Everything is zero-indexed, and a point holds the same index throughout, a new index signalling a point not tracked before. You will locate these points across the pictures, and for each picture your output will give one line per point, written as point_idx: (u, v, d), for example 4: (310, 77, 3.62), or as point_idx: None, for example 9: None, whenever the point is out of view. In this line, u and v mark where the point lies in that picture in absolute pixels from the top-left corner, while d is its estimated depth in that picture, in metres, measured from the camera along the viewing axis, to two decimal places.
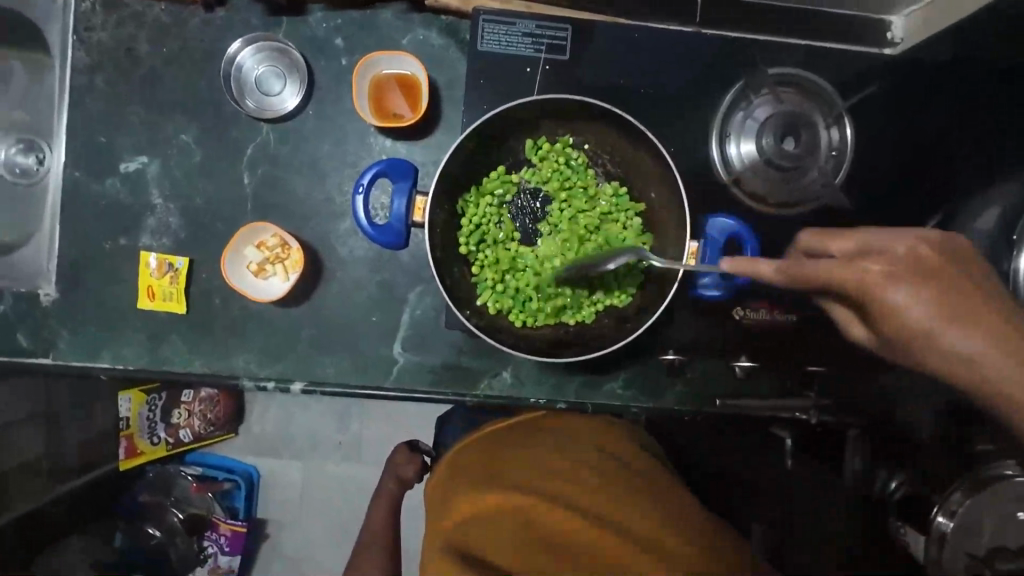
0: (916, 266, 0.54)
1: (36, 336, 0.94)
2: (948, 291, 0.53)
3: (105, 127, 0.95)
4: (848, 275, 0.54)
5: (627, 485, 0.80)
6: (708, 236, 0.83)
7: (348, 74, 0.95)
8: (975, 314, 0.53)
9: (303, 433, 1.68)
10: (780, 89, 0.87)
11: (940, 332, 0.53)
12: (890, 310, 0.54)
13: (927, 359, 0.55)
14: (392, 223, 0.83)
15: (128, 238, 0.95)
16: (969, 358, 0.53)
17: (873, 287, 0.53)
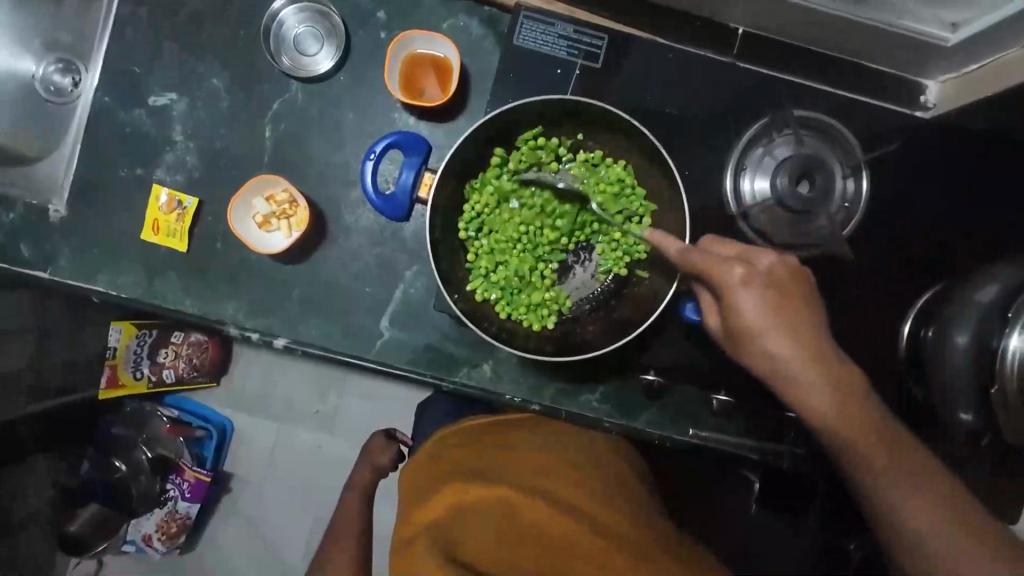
0: (767, 281, 0.65)
1: (39, 248, 0.95)
2: (782, 304, 0.64)
3: (141, 58, 0.97)
4: (720, 271, 0.65)
5: (606, 483, 0.86)
6: None
7: (384, 47, 0.97)
8: (796, 332, 0.64)
9: (281, 393, 1.69)
10: (802, 132, 0.88)
11: (763, 336, 0.64)
12: (733, 309, 0.65)
13: (752, 358, 0.66)
14: (398, 195, 0.84)
15: (144, 169, 0.96)
16: (775, 359, 0.64)
17: (732, 284, 0.65)
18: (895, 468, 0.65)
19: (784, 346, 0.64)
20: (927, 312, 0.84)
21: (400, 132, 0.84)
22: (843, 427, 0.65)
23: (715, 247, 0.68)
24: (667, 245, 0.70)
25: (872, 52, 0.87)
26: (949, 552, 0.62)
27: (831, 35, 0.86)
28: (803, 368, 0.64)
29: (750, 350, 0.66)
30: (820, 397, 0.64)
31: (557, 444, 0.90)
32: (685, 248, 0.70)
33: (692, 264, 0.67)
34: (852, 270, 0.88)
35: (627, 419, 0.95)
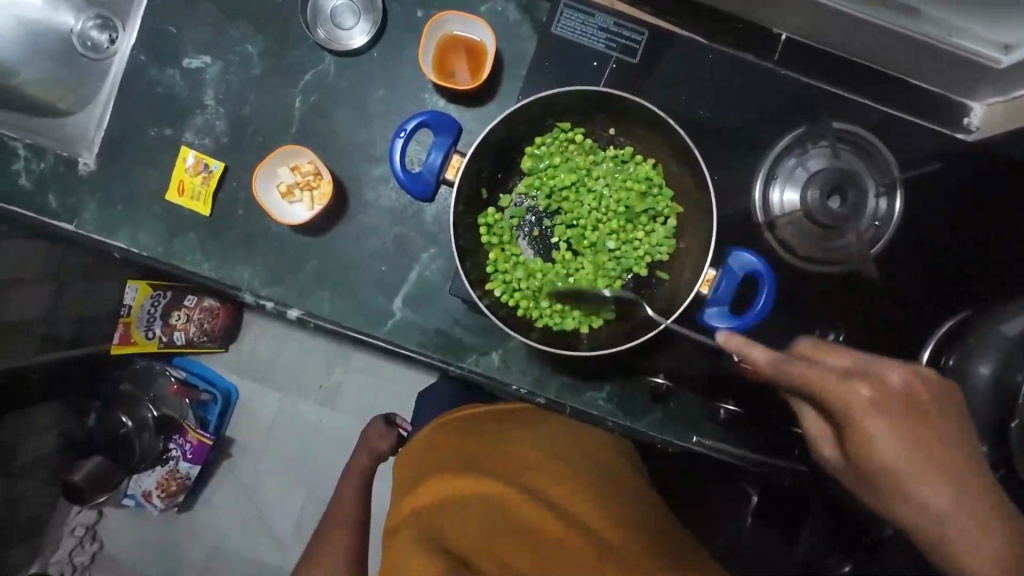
0: (905, 401, 0.59)
1: (65, 200, 0.96)
2: (926, 431, 0.59)
3: (179, 19, 0.97)
4: (845, 396, 0.58)
5: (601, 485, 0.87)
6: (728, 268, 0.79)
7: (419, 26, 0.96)
8: (932, 465, 0.59)
9: (286, 363, 1.71)
10: (839, 145, 0.86)
11: (911, 483, 0.59)
12: (870, 441, 0.59)
13: (902, 510, 0.61)
14: (423, 173, 0.82)
15: (173, 131, 0.97)
16: (930, 511, 0.59)
17: (862, 405, 0.58)
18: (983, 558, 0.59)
19: (926, 476, 0.59)
20: (950, 341, 0.82)
21: (432, 111, 0.83)
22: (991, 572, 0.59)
23: (823, 358, 0.62)
24: (754, 353, 0.63)
25: (918, 69, 0.85)
26: None
27: (877, 48, 0.83)
28: (965, 512, 0.59)
29: (889, 489, 0.60)
30: (959, 531, 0.59)
31: (551, 441, 0.92)
32: (776, 354, 0.63)
33: (790, 377, 0.61)
34: (879, 291, 0.87)
35: (630, 420, 0.95)
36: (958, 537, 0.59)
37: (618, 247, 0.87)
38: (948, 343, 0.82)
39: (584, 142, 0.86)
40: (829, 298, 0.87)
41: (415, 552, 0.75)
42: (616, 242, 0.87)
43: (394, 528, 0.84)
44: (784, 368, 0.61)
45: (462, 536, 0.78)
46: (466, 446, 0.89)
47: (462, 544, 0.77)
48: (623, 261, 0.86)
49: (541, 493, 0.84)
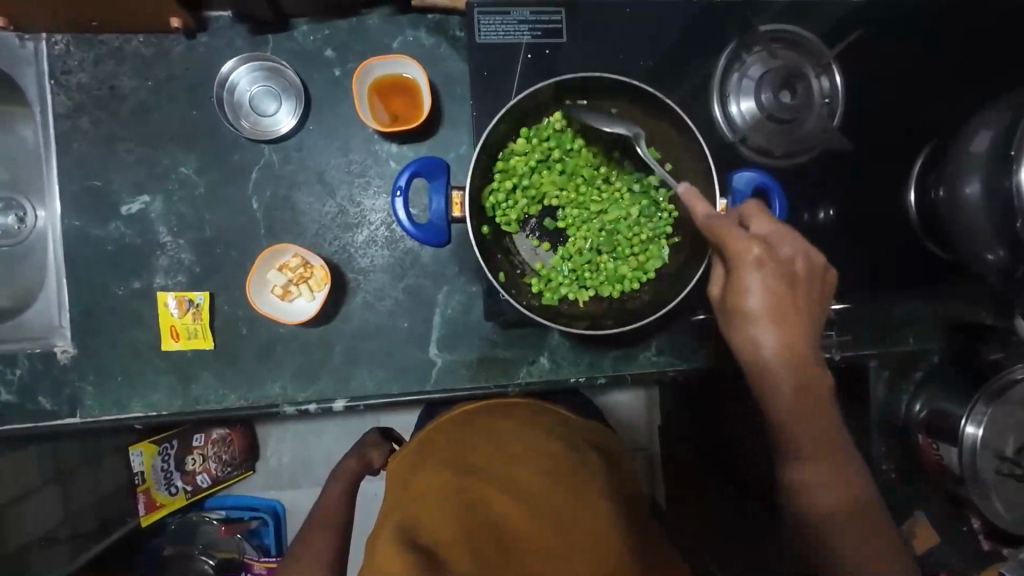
0: (785, 268, 0.65)
1: (58, 395, 0.90)
2: (785, 299, 0.65)
3: (100, 170, 0.91)
4: (736, 246, 0.64)
5: (594, 480, 0.83)
6: (735, 191, 0.85)
7: (344, 83, 0.94)
8: (784, 318, 0.65)
9: (321, 457, 1.64)
10: (773, 45, 0.92)
11: (753, 320, 0.65)
12: (743, 287, 0.65)
13: (735, 336, 0.67)
14: (433, 222, 0.82)
15: (142, 281, 0.92)
16: (760, 345, 0.65)
17: (750, 258, 0.64)
18: (788, 368, 0.65)
19: (781, 334, 0.64)
20: (930, 175, 0.90)
21: (417, 159, 0.82)
22: (792, 410, 0.66)
23: (746, 222, 0.67)
24: (699, 205, 0.67)
25: None
26: (794, 421, 0.67)
27: None
28: (788, 349, 0.65)
29: (741, 324, 0.66)
30: (786, 407, 0.66)
31: (536, 436, 0.87)
32: (711, 214, 0.67)
33: (710, 230, 0.65)
34: (851, 157, 0.96)
35: (686, 361, 0.97)
36: (776, 346, 0.65)
37: (636, 210, 0.87)
38: (930, 175, 0.90)
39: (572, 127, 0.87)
40: (812, 180, 0.95)
41: (388, 541, 0.70)
42: (638, 206, 0.87)
43: (384, 514, 0.79)
44: (715, 225, 0.65)
45: (439, 527, 0.73)
46: (466, 442, 0.85)
47: (437, 535, 0.72)
48: (645, 225, 0.87)
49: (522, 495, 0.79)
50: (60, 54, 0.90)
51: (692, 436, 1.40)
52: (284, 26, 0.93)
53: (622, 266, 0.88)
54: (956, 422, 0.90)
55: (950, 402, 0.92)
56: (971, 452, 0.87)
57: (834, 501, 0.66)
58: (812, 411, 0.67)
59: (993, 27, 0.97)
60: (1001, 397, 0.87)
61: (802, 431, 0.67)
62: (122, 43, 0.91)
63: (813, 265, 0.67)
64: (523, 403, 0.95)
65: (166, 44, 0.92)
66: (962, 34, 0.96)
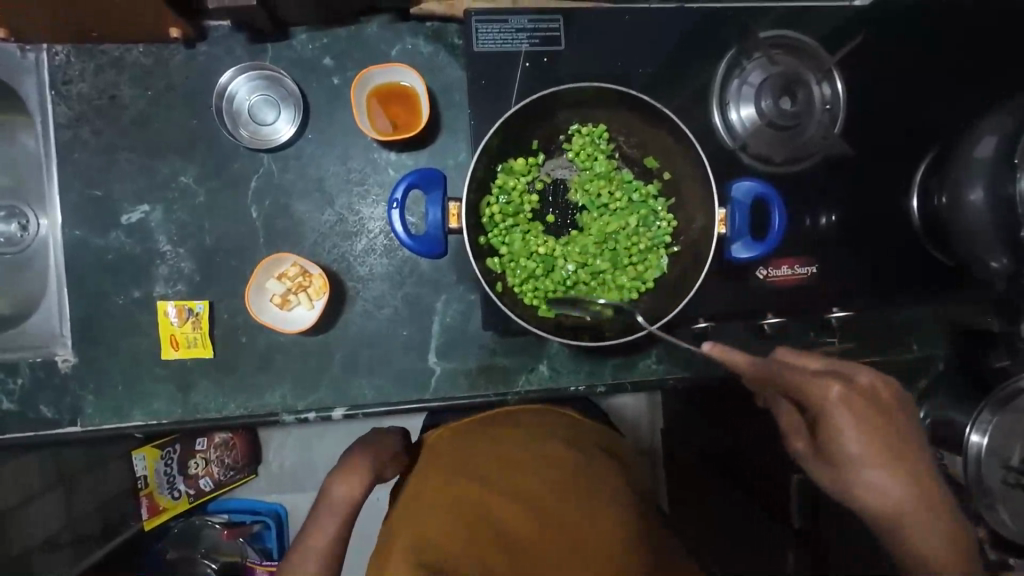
0: (867, 398, 0.68)
1: (59, 404, 0.90)
2: (870, 413, 0.67)
3: (100, 180, 0.92)
4: (815, 389, 0.67)
5: (595, 483, 0.89)
6: (735, 201, 0.84)
7: (343, 92, 0.94)
8: (890, 446, 0.68)
9: (325, 461, 1.64)
10: (773, 52, 0.91)
11: (861, 467, 0.68)
12: (834, 428, 0.68)
13: (851, 486, 0.70)
14: (430, 233, 0.82)
15: (142, 289, 0.92)
16: (880, 491, 0.69)
17: (833, 402, 0.67)
18: (917, 462, 0.70)
19: (868, 444, 0.67)
20: (933, 180, 0.89)
21: (414, 171, 0.82)
22: (882, 471, 0.68)
23: (800, 361, 0.70)
24: (734, 356, 0.67)
25: None
26: (890, 497, 0.69)
27: None
28: (877, 440, 0.68)
29: (843, 470, 0.69)
30: (931, 509, 0.70)
31: (541, 441, 0.92)
32: (755, 359, 0.67)
33: (780, 379, 0.67)
34: (853, 163, 0.95)
35: (687, 369, 0.97)
36: (893, 472, 0.68)
37: (635, 220, 0.87)
38: (933, 182, 0.89)
39: (569, 143, 0.88)
40: (814, 187, 0.94)
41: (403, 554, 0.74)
42: (636, 215, 0.87)
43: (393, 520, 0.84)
44: (771, 369, 0.67)
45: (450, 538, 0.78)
46: (474, 452, 0.89)
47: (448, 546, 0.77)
48: (644, 235, 0.87)
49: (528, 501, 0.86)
50: (60, 64, 0.91)
51: (695, 441, 1.39)
52: (282, 34, 0.93)
53: (622, 276, 0.87)
54: (961, 431, 0.89)
55: (957, 411, 0.91)
56: (977, 462, 0.86)
57: (938, 564, 0.70)
58: (911, 478, 0.69)
59: (992, 26, 0.95)
60: (1007, 405, 0.86)
61: (879, 473, 0.68)
62: (122, 52, 0.91)
63: (896, 390, 0.70)
64: (526, 407, 0.97)
65: (165, 54, 0.92)
66: (963, 33, 0.95)
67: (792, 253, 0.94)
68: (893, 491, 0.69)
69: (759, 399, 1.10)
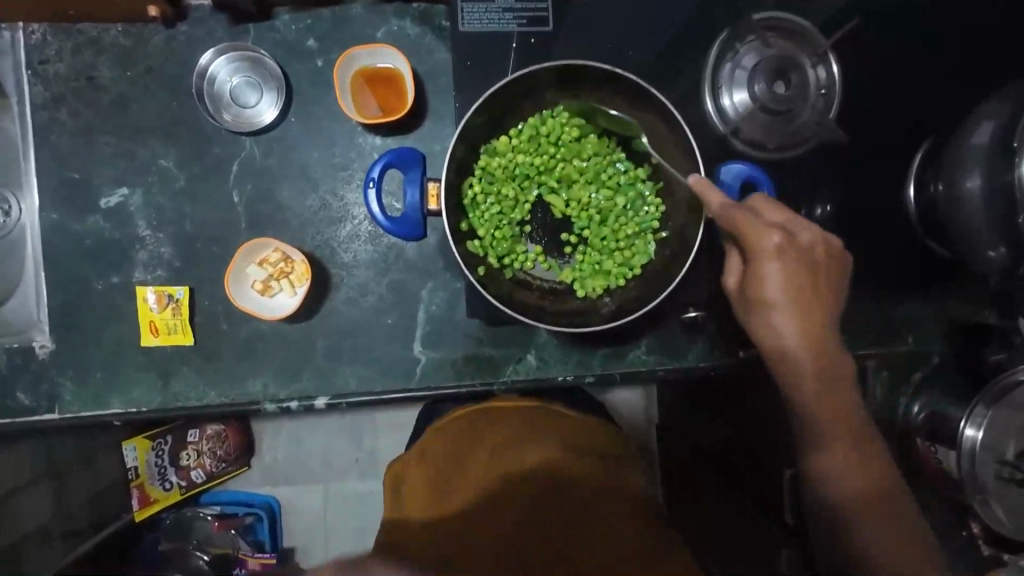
0: (804, 253, 0.74)
1: (37, 391, 0.89)
2: (803, 281, 0.74)
3: (78, 163, 0.90)
4: (756, 236, 0.73)
5: (586, 481, 0.86)
6: (722, 184, 0.82)
7: (326, 75, 0.92)
8: (807, 313, 0.75)
9: (318, 455, 1.59)
10: (768, 34, 0.89)
11: (792, 355, 0.76)
12: (762, 298, 0.75)
13: (765, 340, 0.77)
14: (407, 214, 0.81)
15: (121, 275, 0.90)
16: (802, 396, 0.78)
17: (769, 249, 0.73)
18: (842, 381, 0.78)
19: (794, 319, 0.75)
20: (929, 169, 0.87)
21: (391, 150, 0.81)
22: (816, 398, 0.77)
23: (766, 211, 0.75)
24: (710, 195, 0.71)
25: None
26: (840, 459, 0.78)
27: None
28: (807, 341, 0.75)
29: (779, 360, 0.77)
30: (838, 399, 0.77)
31: (542, 438, 0.91)
32: (726, 203, 0.73)
33: (729, 220, 0.73)
34: (848, 151, 0.93)
35: (677, 361, 0.95)
36: (809, 363, 0.75)
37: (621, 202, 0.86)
38: (929, 171, 0.87)
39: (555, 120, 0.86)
40: (808, 175, 0.92)
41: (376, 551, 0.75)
42: (623, 197, 0.86)
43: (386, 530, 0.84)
44: (728, 214, 0.72)
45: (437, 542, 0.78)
46: (462, 457, 0.90)
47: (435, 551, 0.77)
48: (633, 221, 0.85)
49: (534, 507, 0.83)
50: (37, 44, 0.89)
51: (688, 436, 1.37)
52: (265, 15, 0.91)
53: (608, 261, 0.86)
54: (955, 426, 0.86)
55: (952, 405, 0.88)
56: (971, 457, 0.84)
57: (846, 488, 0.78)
58: (842, 401, 0.78)
59: (999, 22, 0.93)
60: (1003, 399, 0.83)
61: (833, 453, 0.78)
62: (100, 32, 0.89)
63: (836, 256, 0.77)
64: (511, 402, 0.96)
65: (145, 34, 0.90)
66: (966, 26, 0.93)
67: None
68: (847, 461, 0.78)
69: (756, 401, 1.08)
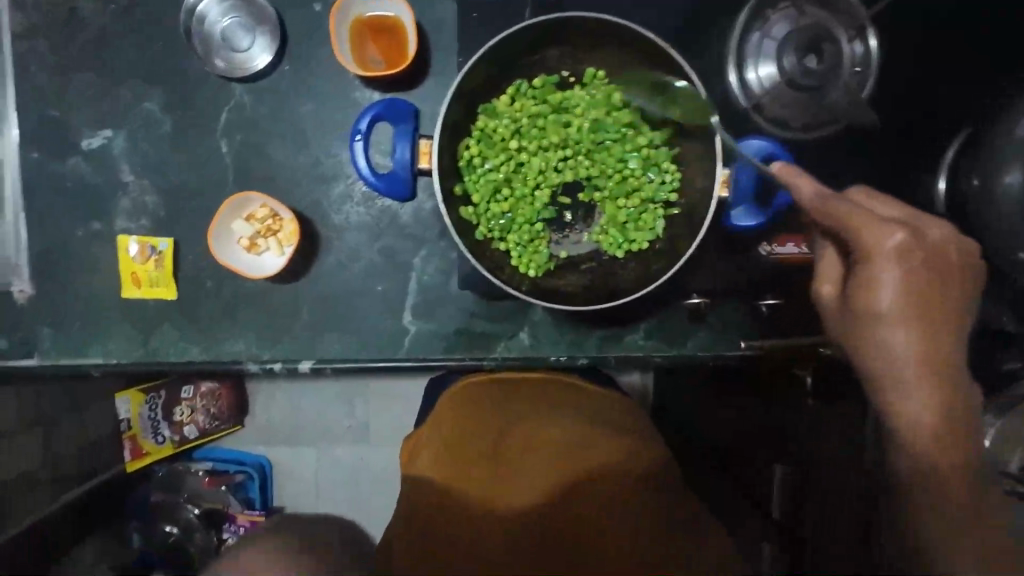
0: (933, 253, 0.67)
1: (15, 335, 0.87)
2: (920, 282, 0.66)
3: (59, 100, 0.86)
4: (870, 228, 0.64)
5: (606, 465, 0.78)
6: (741, 160, 0.77)
7: (324, 21, 0.86)
8: (924, 313, 0.67)
9: (309, 420, 1.57)
10: (803, 4, 0.83)
11: (885, 321, 0.67)
12: (877, 279, 0.66)
13: (862, 339, 0.69)
14: (397, 171, 0.77)
15: (102, 222, 0.87)
16: (893, 353, 0.68)
17: (892, 244, 0.64)
18: (949, 364, 0.68)
19: (907, 318, 0.66)
20: (965, 159, 0.81)
21: (381, 102, 0.77)
22: (918, 370, 0.67)
23: (879, 205, 0.68)
24: (801, 181, 0.67)
25: None
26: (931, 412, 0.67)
27: None
28: (920, 330, 0.67)
29: (863, 322, 0.68)
30: (937, 395, 0.67)
31: (556, 415, 0.84)
32: (821, 192, 0.67)
33: (827, 210, 0.65)
34: (877, 137, 0.86)
35: (676, 348, 0.91)
36: (913, 338, 0.67)
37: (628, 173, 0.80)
38: (963, 163, 0.82)
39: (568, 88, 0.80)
40: (832, 161, 0.86)
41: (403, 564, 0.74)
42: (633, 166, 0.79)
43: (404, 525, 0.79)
44: (822, 202, 0.65)
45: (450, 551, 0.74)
46: (464, 441, 0.82)
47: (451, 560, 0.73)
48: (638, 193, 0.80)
49: (553, 501, 0.76)
50: None
51: None
52: None
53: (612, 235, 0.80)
54: None
55: None
56: None
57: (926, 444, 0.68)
58: (948, 399, 0.68)
59: (1014, 12, 0.84)
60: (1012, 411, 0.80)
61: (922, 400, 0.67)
62: None
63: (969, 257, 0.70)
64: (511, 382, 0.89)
65: None
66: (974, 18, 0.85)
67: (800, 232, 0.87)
68: (930, 417, 0.67)
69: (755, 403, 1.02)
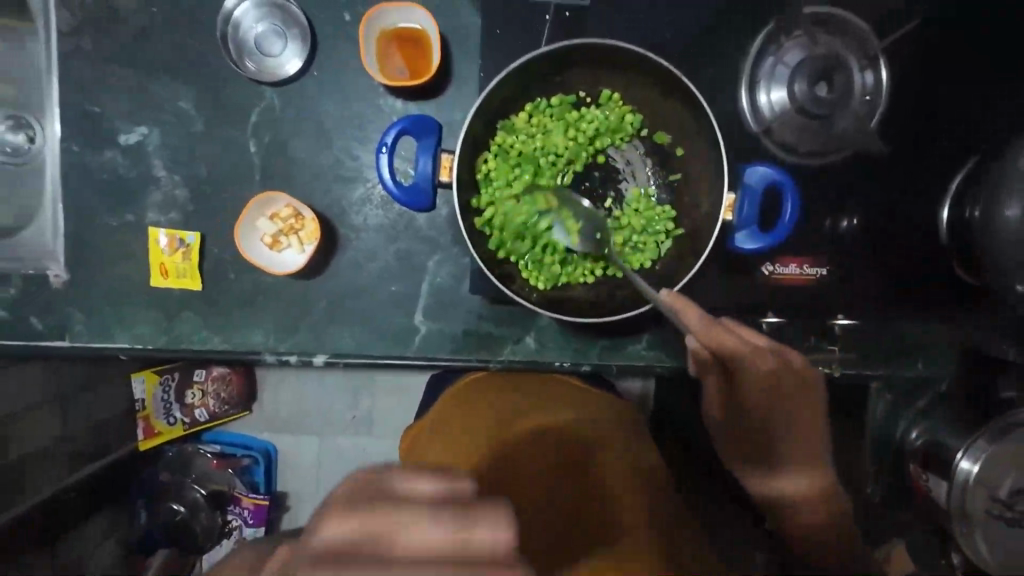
0: (773, 373, 0.83)
1: (49, 317, 0.91)
2: (776, 386, 0.83)
3: (99, 97, 0.90)
4: (735, 351, 0.79)
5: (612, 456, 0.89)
6: (747, 186, 0.81)
7: (352, 29, 0.90)
8: (777, 401, 0.85)
9: (316, 410, 1.61)
10: (816, 30, 0.85)
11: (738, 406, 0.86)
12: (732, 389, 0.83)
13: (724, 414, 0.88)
14: (419, 183, 0.81)
15: (134, 213, 0.91)
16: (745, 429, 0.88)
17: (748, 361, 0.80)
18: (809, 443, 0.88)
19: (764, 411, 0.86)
20: (969, 189, 0.83)
21: (406, 117, 0.81)
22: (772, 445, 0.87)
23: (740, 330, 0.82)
24: (689, 316, 0.76)
25: None
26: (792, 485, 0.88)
27: None
28: (780, 417, 0.86)
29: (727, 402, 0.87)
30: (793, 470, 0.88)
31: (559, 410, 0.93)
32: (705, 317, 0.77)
33: (710, 338, 0.77)
34: (884, 163, 0.88)
35: (677, 359, 0.93)
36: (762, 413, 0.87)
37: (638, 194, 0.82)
38: (966, 192, 0.83)
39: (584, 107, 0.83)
40: (838, 185, 0.88)
41: None
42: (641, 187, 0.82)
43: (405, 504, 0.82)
44: (708, 336, 0.77)
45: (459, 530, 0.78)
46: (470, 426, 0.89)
47: None
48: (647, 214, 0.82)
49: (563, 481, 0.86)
50: None
51: None
52: None
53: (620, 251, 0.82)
54: (952, 457, 0.83)
55: (952, 435, 0.85)
56: (964, 491, 0.81)
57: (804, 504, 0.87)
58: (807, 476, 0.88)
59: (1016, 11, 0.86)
60: (1007, 436, 0.79)
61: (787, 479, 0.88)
62: None
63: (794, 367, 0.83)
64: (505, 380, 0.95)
65: None
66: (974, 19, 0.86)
67: (803, 253, 0.89)
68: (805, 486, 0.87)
69: None
